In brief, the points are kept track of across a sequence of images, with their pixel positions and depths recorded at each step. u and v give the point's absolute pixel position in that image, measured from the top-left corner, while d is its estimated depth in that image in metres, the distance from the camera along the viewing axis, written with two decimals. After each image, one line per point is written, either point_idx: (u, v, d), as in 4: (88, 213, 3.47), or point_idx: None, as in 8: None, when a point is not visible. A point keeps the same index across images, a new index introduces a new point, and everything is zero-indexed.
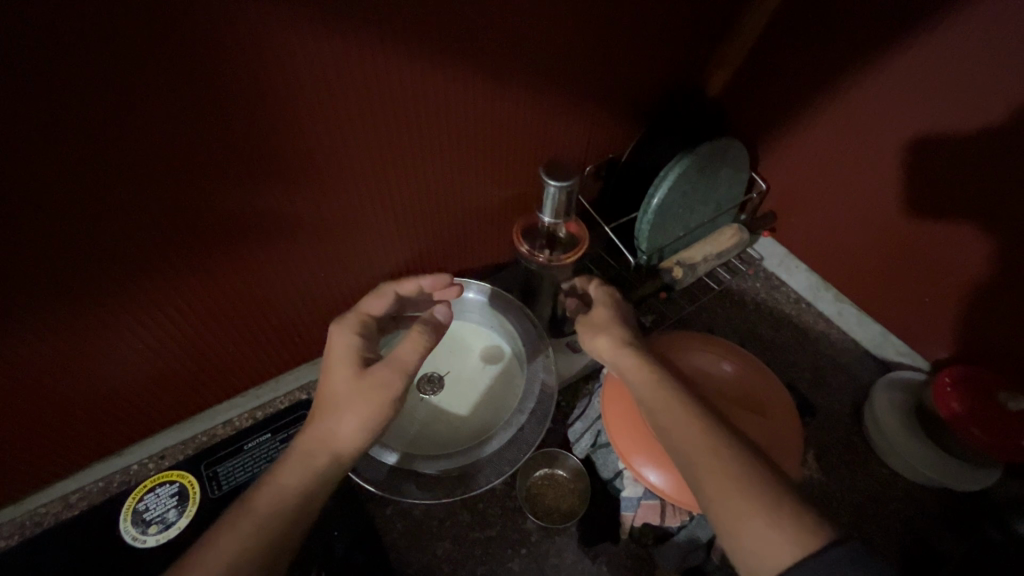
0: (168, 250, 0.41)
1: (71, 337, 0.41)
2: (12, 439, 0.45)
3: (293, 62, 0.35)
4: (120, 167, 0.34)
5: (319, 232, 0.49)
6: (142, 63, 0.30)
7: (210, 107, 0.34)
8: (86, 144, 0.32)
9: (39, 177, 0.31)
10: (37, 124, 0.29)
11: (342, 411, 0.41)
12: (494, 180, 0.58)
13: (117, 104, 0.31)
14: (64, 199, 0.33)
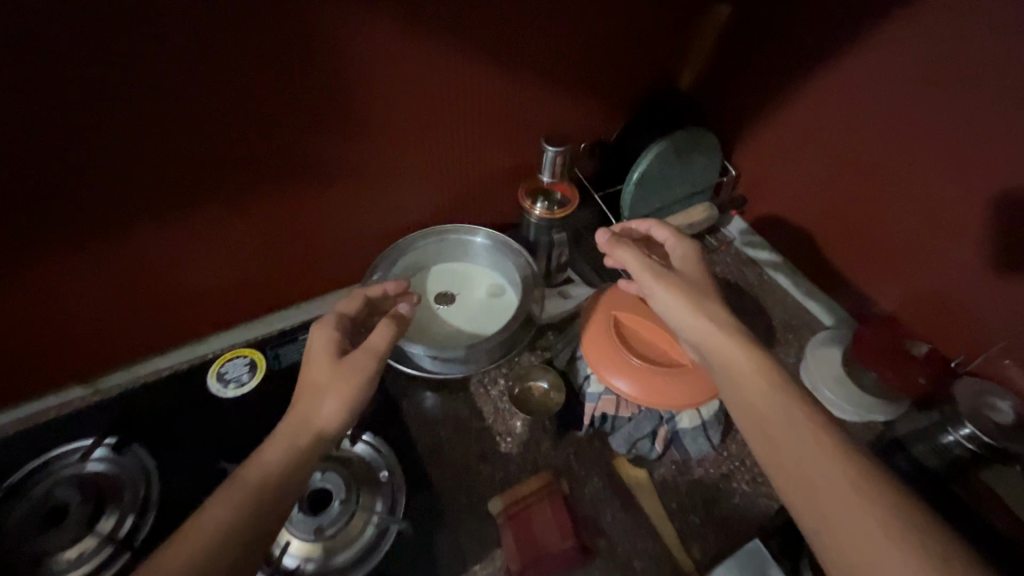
0: (274, 165, 0.58)
1: (196, 219, 0.57)
2: (145, 297, 0.61)
3: (382, 34, 0.53)
4: (260, 93, 0.51)
5: (376, 174, 0.65)
6: (289, 23, 0.48)
7: (322, 58, 0.51)
8: (244, 73, 0.49)
9: (213, 92, 0.49)
10: (221, 55, 0.47)
11: (324, 393, 0.49)
12: (506, 144, 0.73)
13: (268, 49, 0.48)
14: (223, 109, 0.50)
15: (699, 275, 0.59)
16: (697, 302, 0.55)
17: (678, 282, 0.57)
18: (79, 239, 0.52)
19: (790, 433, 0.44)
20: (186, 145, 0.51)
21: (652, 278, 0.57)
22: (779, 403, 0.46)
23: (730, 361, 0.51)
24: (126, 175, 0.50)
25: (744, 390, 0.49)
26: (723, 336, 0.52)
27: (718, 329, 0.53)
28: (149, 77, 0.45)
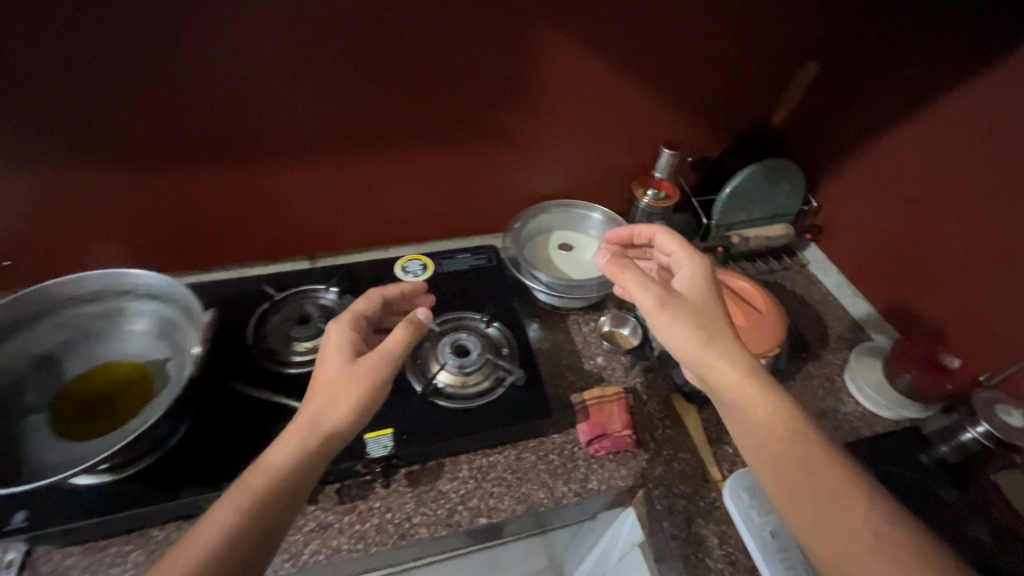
0: (470, 126, 0.85)
1: (414, 153, 0.86)
2: (365, 203, 0.91)
3: (562, 47, 0.80)
4: (479, 73, 0.79)
5: (531, 148, 0.91)
6: (511, 32, 0.76)
7: (523, 57, 0.79)
8: (476, 59, 0.77)
9: (455, 67, 0.78)
10: (468, 46, 0.76)
11: (333, 396, 0.56)
12: (627, 146, 0.96)
13: (494, 46, 0.77)
14: (456, 80, 0.79)
15: (701, 301, 0.63)
16: (707, 342, 0.59)
17: (684, 315, 0.61)
18: (348, 146, 0.83)
19: (799, 478, 0.51)
20: (425, 94, 0.79)
21: (658, 311, 0.62)
22: (793, 449, 0.53)
23: (749, 403, 0.56)
24: (387, 108, 0.80)
25: (753, 434, 0.55)
26: (737, 375, 0.57)
27: (734, 371, 0.57)
28: (423, 48, 0.74)
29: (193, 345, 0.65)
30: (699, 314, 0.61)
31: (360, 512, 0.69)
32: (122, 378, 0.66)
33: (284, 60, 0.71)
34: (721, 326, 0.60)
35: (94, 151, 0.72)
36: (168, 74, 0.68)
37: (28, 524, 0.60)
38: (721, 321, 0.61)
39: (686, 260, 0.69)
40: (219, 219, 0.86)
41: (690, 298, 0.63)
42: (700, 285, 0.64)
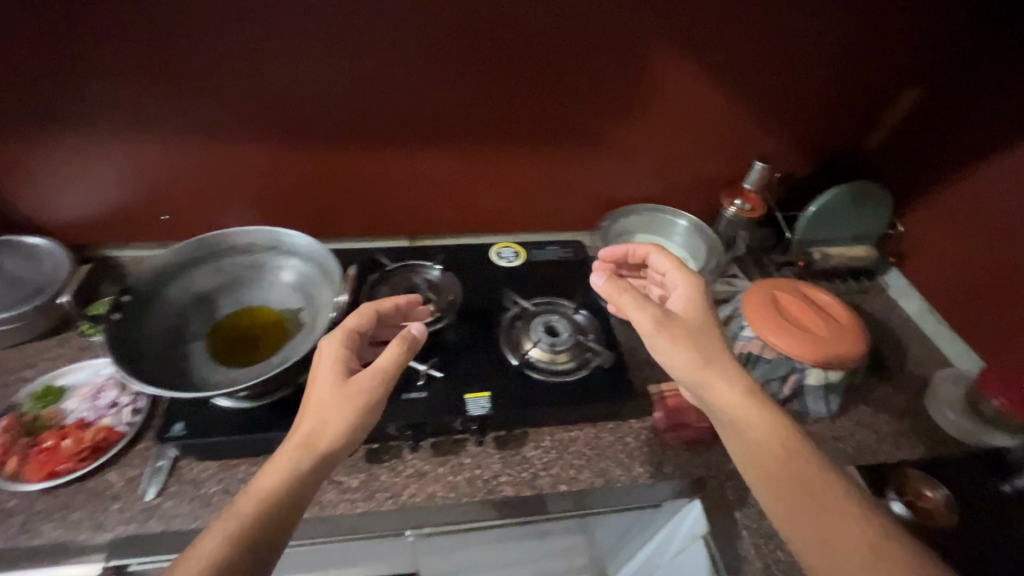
0: (572, 127, 0.92)
1: (518, 149, 0.94)
2: (467, 194, 0.99)
3: (667, 59, 0.86)
4: (588, 78, 0.86)
5: (625, 153, 0.97)
6: (622, 42, 0.83)
7: (630, 66, 0.86)
8: (587, 65, 0.85)
9: (567, 71, 0.85)
10: (582, 53, 0.84)
11: (329, 414, 0.59)
12: (716, 158, 1.01)
13: (606, 54, 0.84)
14: (566, 84, 0.87)
15: (695, 321, 0.71)
16: (706, 363, 0.66)
17: (679, 335, 0.68)
18: (462, 135, 0.91)
19: (790, 489, 0.57)
20: (538, 92, 0.87)
21: (656, 332, 0.69)
22: (786, 463, 0.58)
23: (745, 419, 0.63)
24: (502, 102, 0.88)
25: (751, 448, 0.61)
26: (736, 395, 0.64)
27: (733, 389, 0.64)
28: (541, 52, 0.83)
29: (327, 304, 0.73)
30: (693, 333, 0.69)
31: (453, 466, 0.76)
32: (263, 321, 0.75)
33: (422, 54, 0.81)
34: (715, 344, 0.68)
35: (258, 123, 0.86)
36: (327, 60, 0.80)
37: (185, 433, 0.70)
38: (714, 338, 0.69)
39: (683, 285, 0.76)
40: (341, 196, 0.96)
41: (686, 320, 0.71)
42: (696, 308, 0.72)
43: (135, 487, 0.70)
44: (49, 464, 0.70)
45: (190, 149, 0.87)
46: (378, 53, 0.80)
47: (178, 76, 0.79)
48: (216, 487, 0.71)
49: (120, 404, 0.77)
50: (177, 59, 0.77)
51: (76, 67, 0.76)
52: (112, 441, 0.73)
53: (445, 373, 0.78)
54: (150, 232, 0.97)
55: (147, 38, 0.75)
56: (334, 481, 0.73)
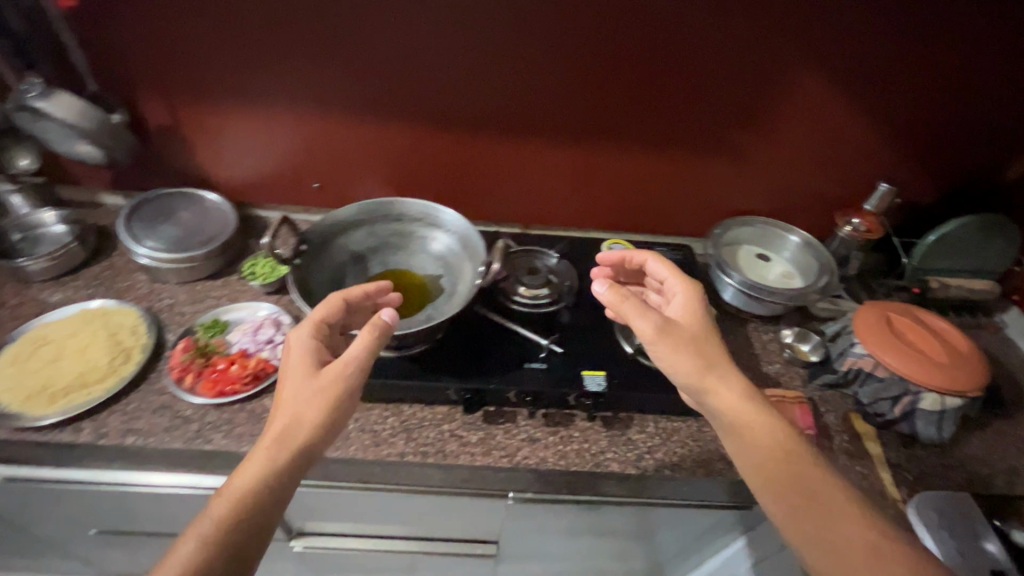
0: (695, 135, 0.98)
1: (640, 152, 1.00)
2: (585, 189, 1.07)
3: (801, 76, 0.89)
4: (719, 89, 0.91)
5: (743, 164, 1.01)
6: (760, 58, 0.87)
7: (763, 80, 0.90)
8: (721, 77, 0.90)
9: (702, 81, 0.91)
10: (720, 65, 0.89)
11: (302, 408, 0.60)
12: (836, 178, 1.02)
13: (741, 68, 0.89)
14: (698, 92, 0.92)
15: (695, 328, 0.71)
16: (707, 370, 0.67)
17: (680, 342, 0.69)
18: (594, 133, 0.98)
19: (795, 495, 0.60)
20: (669, 98, 0.93)
21: (659, 339, 0.69)
22: (791, 466, 0.61)
23: (747, 426, 0.64)
24: (638, 106, 0.94)
25: (756, 451, 0.63)
26: (735, 400, 0.66)
27: (735, 396, 0.66)
28: (680, 61, 0.88)
29: (470, 272, 0.81)
30: (694, 338, 0.70)
31: (563, 436, 0.81)
32: (409, 282, 0.84)
33: (573, 56, 0.89)
34: (714, 354, 0.69)
35: (414, 107, 0.96)
36: (487, 55, 0.89)
37: None
38: (714, 348, 0.70)
39: (682, 290, 0.77)
40: (471, 180, 1.06)
41: (686, 328, 0.71)
42: (695, 313, 0.73)
43: None
44: (219, 384, 0.81)
45: (351, 126, 0.98)
46: (533, 52, 0.88)
47: (356, 60, 0.90)
48: (354, 424, 0.79)
49: (276, 341, 0.86)
50: (359, 44, 0.88)
51: (276, 46, 0.88)
52: (269, 372, 0.83)
53: (565, 349, 0.83)
54: (299, 197, 1.08)
55: (340, 25, 0.86)
56: (456, 434, 0.80)
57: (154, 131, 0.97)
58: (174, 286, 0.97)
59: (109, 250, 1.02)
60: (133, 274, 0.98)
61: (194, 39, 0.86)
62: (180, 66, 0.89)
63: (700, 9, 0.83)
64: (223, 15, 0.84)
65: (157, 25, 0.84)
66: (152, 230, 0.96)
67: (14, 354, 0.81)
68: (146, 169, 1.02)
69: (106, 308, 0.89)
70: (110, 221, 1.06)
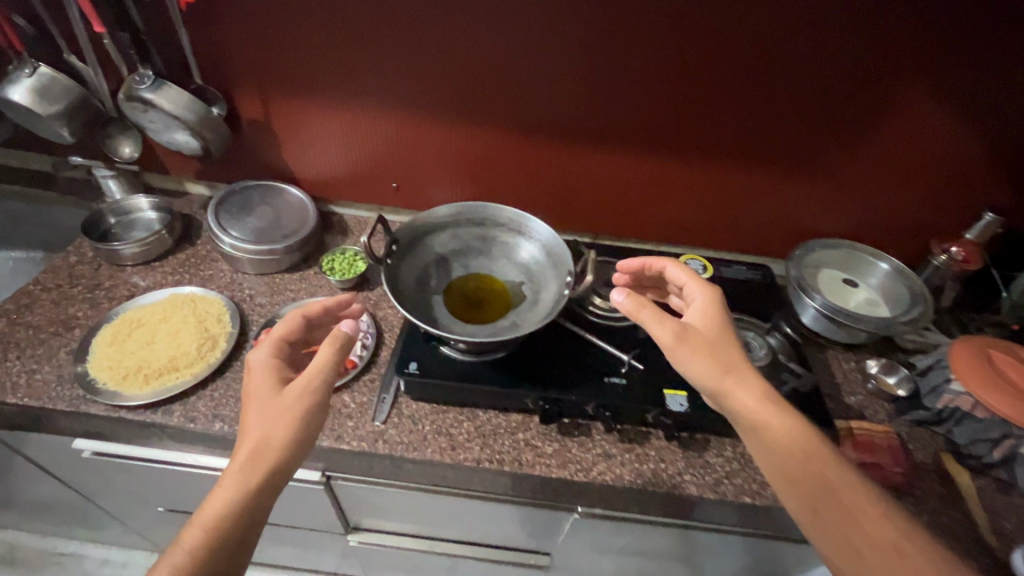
0: (776, 151, 0.96)
1: (717, 164, 1.00)
2: (659, 199, 1.07)
3: (899, 95, 0.86)
4: (808, 105, 0.89)
5: (825, 182, 0.99)
6: (857, 74, 0.85)
7: (856, 97, 0.88)
8: (811, 92, 0.88)
9: (791, 96, 0.89)
10: (812, 81, 0.87)
11: (270, 426, 0.61)
12: (930, 202, 0.98)
13: (834, 84, 0.86)
14: (784, 108, 0.90)
15: (714, 333, 0.71)
16: (724, 373, 0.67)
17: (700, 346, 0.69)
18: (678, 146, 0.98)
19: (815, 493, 0.60)
20: (755, 112, 0.91)
21: (678, 347, 0.69)
22: (810, 464, 0.62)
23: (764, 424, 0.64)
24: (728, 120, 0.93)
25: (776, 450, 0.63)
26: (754, 401, 0.66)
27: (753, 396, 0.66)
28: (771, 74, 0.87)
29: (556, 282, 0.80)
30: (714, 343, 0.70)
31: (639, 455, 0.79)
32: (491, 288, 0.84)
33: (669, 68, 0.88)
34: (731, 355, 0.69)
35: (500, 112, 0.96)
36: (579, 64, 0.89)
37: (420, 374, 0.77)
38: (732, 350, 0.69)
39: (699, 292, 0.77)
40: (547, 184, 1.07)
41: (705, 333, 0.71)
42: (713, 314, 0.73)
43: (365, 411, 0.81)
44: None
45: (435, 128, 0.99)
46: (628, 63, 0.88)
47: (449, 63, 0.90)
48: (430, 427, 0.80)
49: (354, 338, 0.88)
50: (454, 48, 0.88)
51: (373, 48, 0.89)
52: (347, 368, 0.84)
53: (646, 366, 0.81)
54: (378, 196, 1.11)
55: (438, 29, 0.86)
56: (532, 444, 0.79)
57: (245, 125, 1.00)
58: (253, 277, 0.99)
59: (193, 238, 1.05)
60: (215, 262, 1.01)
61: (295, 37, 0.88)
62: (278, 63, 0.91)
63: (808, 26, 0.81)
64: (325, 15, 0.85)
65: (263, 23, 0.86)
66: (237, 221, 0.99)
67: (111, 334, 0.84)
68: (232, 161, 1.05)
69: (195, 295, 0.92)
70: (194, 210, 1.10)
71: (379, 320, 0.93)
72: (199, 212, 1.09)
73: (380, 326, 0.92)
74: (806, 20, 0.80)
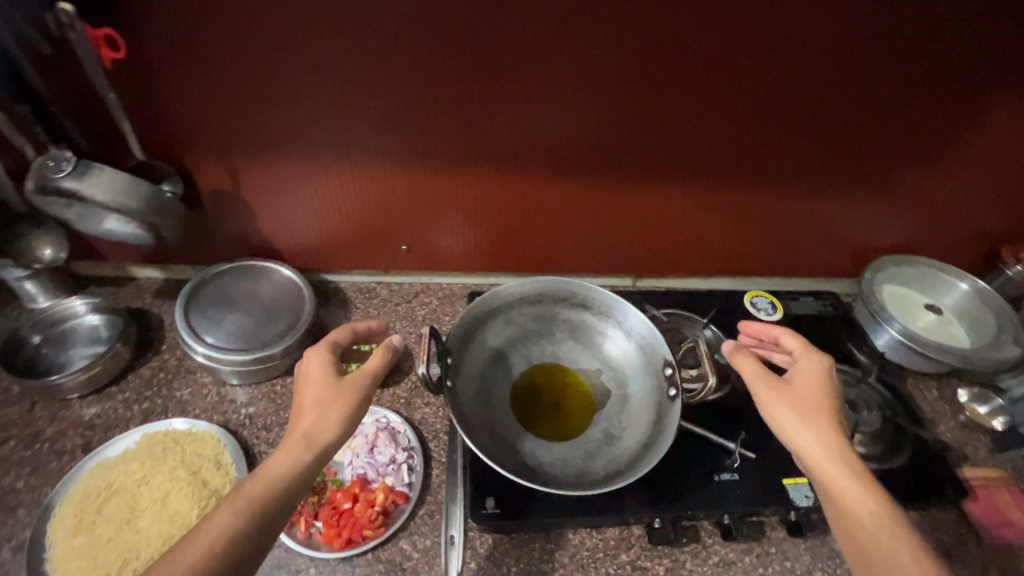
0: (844, 176, 0.81)
1: (775, 195, 0.84)
2: (712, 237, 0.91)
3: (988, 102, 0.72)
4: (887, 123, 0.74)
5: (895, 201, 0.86)
6: (945, 83, 0.70)
7: (941, 109, 0.73)
8: (893, 110, 0.72)
9: (868, 116, 0.73)
10: (894, 95, 0.71)
11: (325, 410, 0.53)
12: (1004, 209, 0.87)
13: (919, 97, 0.71)
14: (861, 127, 0.74)
15: (819, 392, 0.57)
16: (804, 424, 0.54)
17: (786, 396, 0.56)
18: (737, 177, 0.81)
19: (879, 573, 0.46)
20: (826, 135, 0.75)
21: (763, 394, 0.57)
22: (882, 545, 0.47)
23: (836, 487, 0.51)
24: (801, 149, 0.77)
25: (843, 512, 0.50)
26: (828, 456, 0.52)
27: (829, 455, 0.52)
28: (849, 92, 0.70)
29: (651, 377, 0.66)
30: (811, 400, 0.56)
31: (761, 556, 0.68)
32: (566, 383, 0.69)
33: (738, 98, 0.70)
34: (823, 410, 0.55)
35: (534, 161, 0.77)
36: (628, 101, 0.70)
37: (502, 511, 0.65)
38: (828, 410, 0.55)
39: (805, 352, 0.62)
40: (579, 232, 0.89)
41: (804, 389, 0.57)
42: (821, 377, 0.58)
43: (433, 560, 0.65)
44: (340, 529, 0.65)
45: (453, 183, 0.80)
46: (684, 91, 0.69)
47: (471, 112, 0.70)
48: (516, 567, 0.65)
49: (398, 461, 0.71)
50: (477, 91, 0.68)
51: (370, 97, 0.68)
52: (398, 505, 0.68)
53: (758, 453, 0.72)
54: (383, 260, 0.91)
55: (456, 70, 0.66)
56: (640, 567, 0.66)
57: (206, 196, 0.78)
58: (244, 388, 0.79)
59: (154, 342, 0.82)
60: (189, 374, 0.79)
61: (265, 90, 0.66)
62: (244, 121, 0.69)
63: (918, 45, 0.66)
64: (303, 61, 0.64)
65: (220, 76, 0.64)
66: (214, 320, 0.78)
67: (74, 517, 0.63)
68: (193, 240, 0.83)
69: (176, 434, 0.71)
70: (146, 302, 0.86)
71: (418, 426, 0.76)
72: (155, 303, 0.86)
73: (422, 434, 0.76)
74: (918, 37, 0.65)
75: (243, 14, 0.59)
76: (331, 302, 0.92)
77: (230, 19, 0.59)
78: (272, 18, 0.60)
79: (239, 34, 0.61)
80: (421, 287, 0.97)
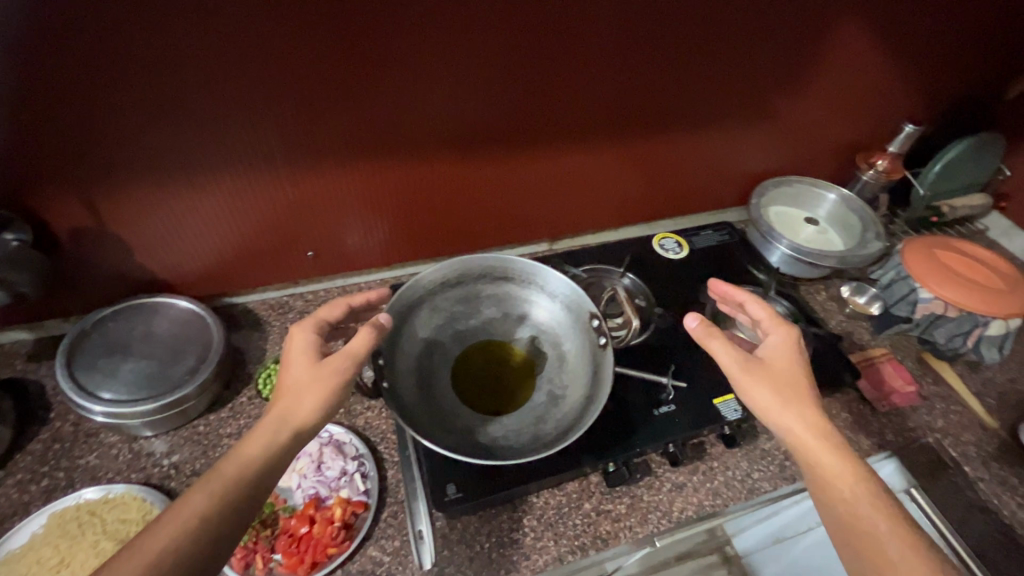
0: (717, 112, 0.87)
1: (662, 138, 0.88)
2: (610, 189, 0.95)
3: (824, 27, 0.80)
4: (745, 59, 0.80)
5: (763, 129, 0.94)
6: (787, 15, 0.76)
7: (788, 40, 0.80)
8: (747, 46, 0.78)
9: (728, 54, 0.78)
10: (747, 31, 0.76)
11: (271, 439, 0.49)
12: (849, 124, 0.99)
13: (768, 32, 0.77)
14: (723, 66, 0.80)
15: (792, 370, 0.59)
16: (785, 403, 0.56)
17: (765, 377, 0.58)
18: (623, 128, 0.84)
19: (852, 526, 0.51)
20: (695, 77, 0.80)
21: (741, 374, 0.59)
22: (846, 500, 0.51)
23: (812, 457, 0.54)
24: (676, 92, 0.81)
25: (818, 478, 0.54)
26: (803, 429, 0.55)
27: (806, 430, 0.55)
28: (708, 34, 0.74)
29: (581, 331, 0.68)
30: (787, 377, 0.58)
31: (706, 471, 0.74)
32: (506, 356, 0.70)
33: (610, 50, 0.72)
34: (799, 386, 0.58)
35: (427, 141, 0.75)
36: (505, 67, 0.69)
37: (463, 495, 0.65)
38: (805, 387, 0.58)
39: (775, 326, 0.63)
40: (485, 206, 0.89)
41: (779, 367, 0.59)
42: (796, 358, 0.60)
43: (405, 559, 0.64)
44: (302, 554, 0.62)
45: (349, 178, 0.76)
46: (556, 50, 0.69)
47: (353, 102, 0.67)
48: (489, 542, 0.66)
49: (350, 472, 0.69)
50: (356, 81, 0.65)
51: (239, 102, 0.62)
52: (359, 514, 0.66)
53: (688, 382, 0.78)
54: (291, 270, 0.86)
55: (322, 58, 0.61)
56: (604, 511, 0.69)
57: (63, 237, 0.68)
58: (161, 438, 0.72)
59: (39, 412, 0.72)
60: (92, 438, 0.71)
61: (109, 109, 0.58)
62: (91, 149, 0.61)
63: None
64: (146, 73, 0.57)
65: (47, 102, 0.56)
66: (108, 372, 0.70)
67: None
68: (61, 288, 0.73)
69: (90, 505, 0.64)
70: (16, 369, 0.75)
71: (364, 432, 0.74)
72: (29, 368, 0.76)
73: (369, 438, 0.74)
74: None
75: (59, 26, 0.51)
76: (243, 325, 0.85)
77: (42, 34, 0.51)
78: (96, 27, 0.52)
79: (58, 50, 0.52)
80: (337, 291, 0.92)
